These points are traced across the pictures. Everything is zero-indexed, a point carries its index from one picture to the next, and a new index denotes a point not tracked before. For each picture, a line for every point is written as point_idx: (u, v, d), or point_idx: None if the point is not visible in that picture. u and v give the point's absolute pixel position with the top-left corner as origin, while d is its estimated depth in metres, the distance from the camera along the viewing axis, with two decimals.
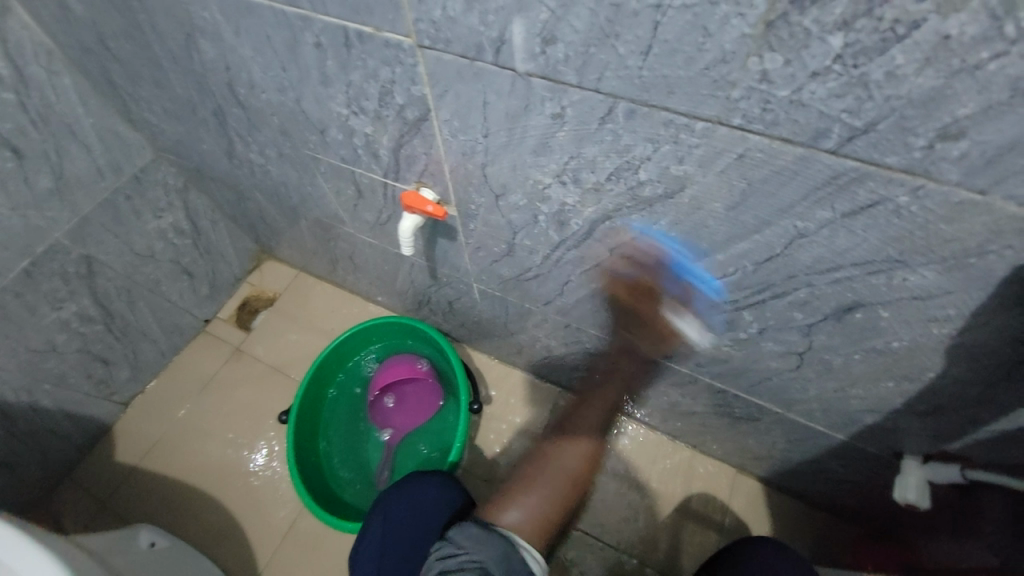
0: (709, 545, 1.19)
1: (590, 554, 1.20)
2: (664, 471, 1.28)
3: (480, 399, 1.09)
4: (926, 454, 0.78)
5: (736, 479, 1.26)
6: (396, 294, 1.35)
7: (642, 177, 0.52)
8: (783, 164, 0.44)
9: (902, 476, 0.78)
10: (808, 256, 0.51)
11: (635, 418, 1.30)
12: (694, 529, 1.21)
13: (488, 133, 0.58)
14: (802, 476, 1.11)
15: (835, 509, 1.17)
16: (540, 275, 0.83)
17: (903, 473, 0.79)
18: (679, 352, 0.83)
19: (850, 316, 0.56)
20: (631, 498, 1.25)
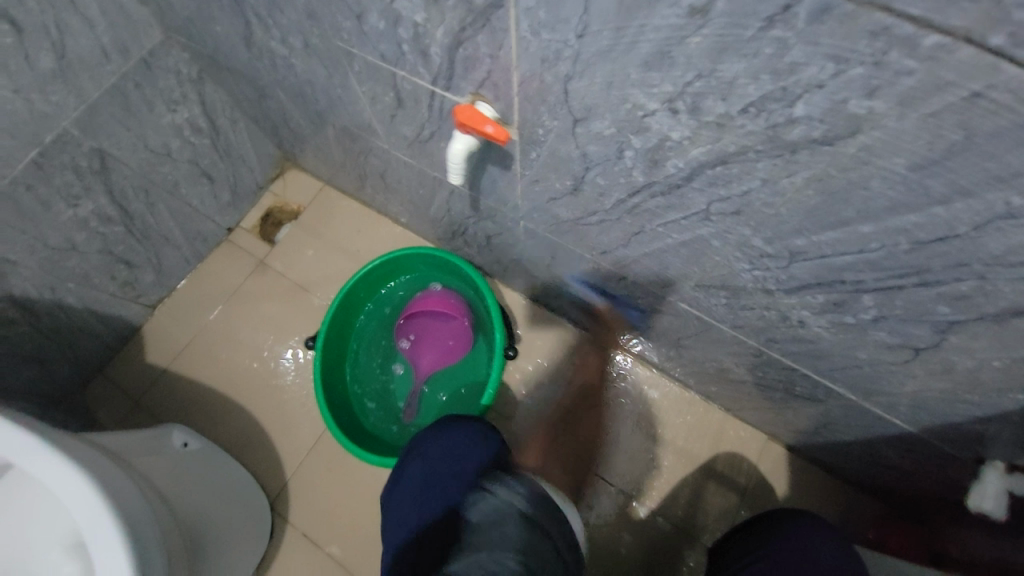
0: (727, 505, 1.17)
1: (604, 496, 1.19)
2: (691, 429, 1.22)
3: (514, 344, 1.03)
4: (1013, 465, 0.68)
5: (766, 446, 1.20)
6: (428, 220, 1.24)
7: (795, 112, 0.38)
8: None
9: (979, 484, 0.71)
10: (1002, 243, 0.38)
11: (668, 374, 1.23)
12: (715, 489, 1.18)
13: (584, 33, 0.43)
14: (842, 455, 1.04)
15: (868, 487, 1.11)
16: (605, 220, 0.71)
17: (981, 481, 0.71)
18: (753, 323, 0.73)
19: (1018, 320, 0.44)
20: (650, 449, 1.21)
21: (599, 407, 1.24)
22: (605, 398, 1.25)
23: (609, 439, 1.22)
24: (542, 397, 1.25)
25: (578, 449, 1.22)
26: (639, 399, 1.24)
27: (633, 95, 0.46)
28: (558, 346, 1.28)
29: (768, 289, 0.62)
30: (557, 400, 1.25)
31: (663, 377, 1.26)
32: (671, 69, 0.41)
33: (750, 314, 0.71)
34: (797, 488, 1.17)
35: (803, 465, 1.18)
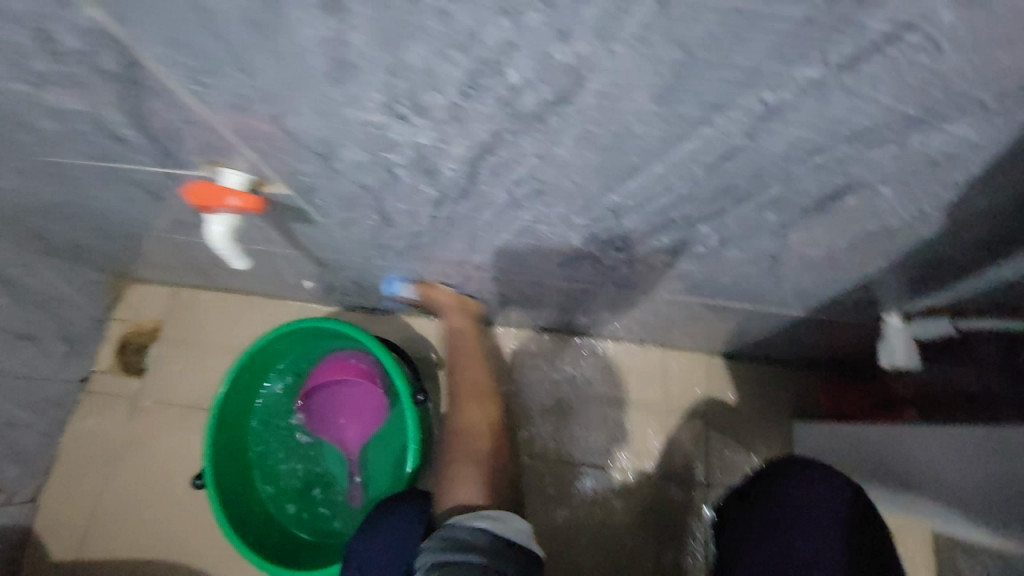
0: (694, 432, 1.17)
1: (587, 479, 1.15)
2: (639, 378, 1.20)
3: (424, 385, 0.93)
4: (908, 312, 0.68)
5: (710, 365, 1.20)
6: (292, 287, 1.11)
7: (513, 81, 0.31)
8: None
9: (887, 341, 0.70)
10: (783, 142, 0.34)
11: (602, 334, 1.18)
12: (680, 423, 1.18)
13: (248, 67, 0.34)
14: (771, 347, 1.06)
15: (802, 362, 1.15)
16: (438, 236, 0.63)
17: (887, 337, 0.71)
18: (629, 277, 0.69)
19: (838, 204, 0.41)
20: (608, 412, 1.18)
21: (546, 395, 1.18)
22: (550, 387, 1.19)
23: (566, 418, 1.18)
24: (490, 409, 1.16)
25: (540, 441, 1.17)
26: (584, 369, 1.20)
27: (354, 115, 0.38)
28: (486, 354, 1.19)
29: (619, 246, 0.57)
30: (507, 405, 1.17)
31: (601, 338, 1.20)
32: (363, 75, 0.33)
33: (623, 271, 0.66)
34: (748, 391, 1.18)
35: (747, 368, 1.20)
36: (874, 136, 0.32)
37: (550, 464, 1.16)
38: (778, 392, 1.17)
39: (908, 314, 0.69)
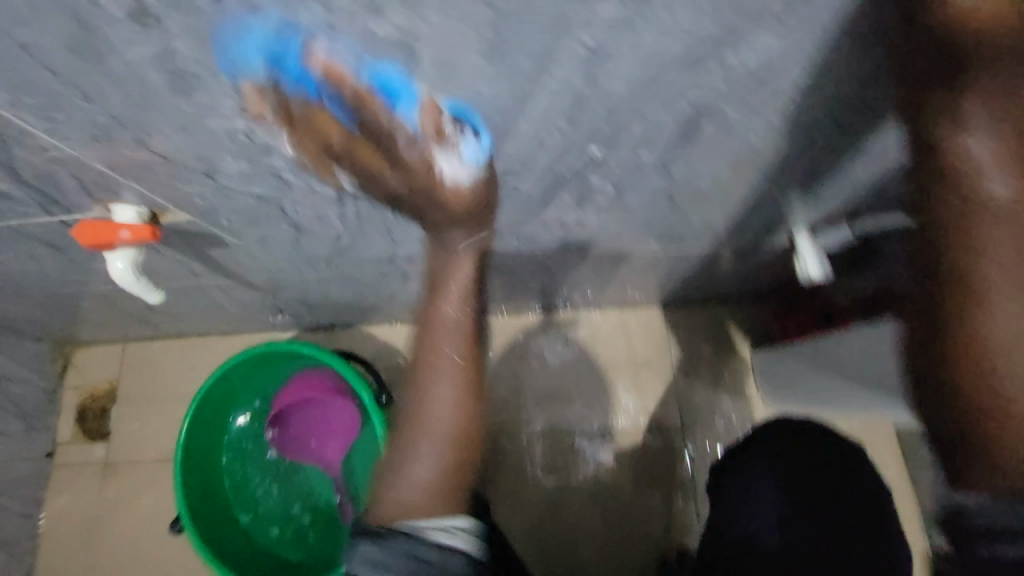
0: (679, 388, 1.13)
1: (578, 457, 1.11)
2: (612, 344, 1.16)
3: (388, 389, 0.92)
4: (812, 221, 0.70)
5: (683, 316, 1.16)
6: (240, 320, 1.09)
7: (348, 63, 0.33)
8: None
9: (799, 254, 0.71)
10: (620, 80, 0.36)
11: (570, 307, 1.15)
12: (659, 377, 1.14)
13: (90, 93, 0.34)
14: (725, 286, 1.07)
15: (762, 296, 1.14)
16: (357, 235, 0.63)
17: (799, 251, 0.72)
18: (554, 241, 0.71)
19: (698, 131, 0.43)
20: (590, 385, 1.13)
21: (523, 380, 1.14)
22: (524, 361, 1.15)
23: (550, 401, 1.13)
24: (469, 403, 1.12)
25: (526, 426, 1.12)
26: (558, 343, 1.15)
27: (215, 125, 0.38)
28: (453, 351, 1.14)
29: (530, 211, 0.59)
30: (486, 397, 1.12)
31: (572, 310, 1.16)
32: (205, 83, 0.34)
33: (546, 236, 0.68)
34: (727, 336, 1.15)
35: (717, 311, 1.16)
36: (695, 61, 0.35)
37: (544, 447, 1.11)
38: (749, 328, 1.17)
39: (813, 223, 0.71)
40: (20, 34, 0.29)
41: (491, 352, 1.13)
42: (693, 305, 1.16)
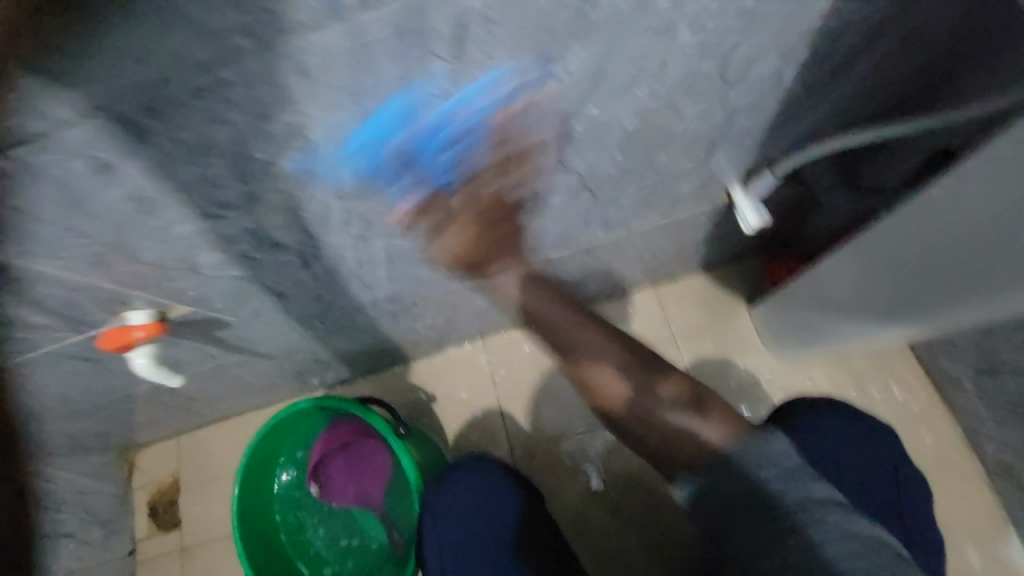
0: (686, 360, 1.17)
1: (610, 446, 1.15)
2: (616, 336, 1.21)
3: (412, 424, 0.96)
4: (744, 177, 0.72)
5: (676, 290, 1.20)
6: (269, 392, 1.19)
7: (264, 157, 0.42)
8: (341, 48, 0.34)
9: (738, 210, 0.73)
10: (483, 111, 0.43)
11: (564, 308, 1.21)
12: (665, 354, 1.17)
13: (83, 231, 0.44)
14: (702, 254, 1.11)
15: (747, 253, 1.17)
16: (335, 288, 0.72)
17: (738, 207, 0.74)
18: (511, 254, 0.77)
19: (573, 132, 0.50)
20: None
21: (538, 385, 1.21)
22: (534, 368, 1.22)
23: (566, 400, 1.19)
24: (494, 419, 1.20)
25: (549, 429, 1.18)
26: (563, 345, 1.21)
27: (184, 231, 0.48)
28: (467, 375, 1.23)
29: None
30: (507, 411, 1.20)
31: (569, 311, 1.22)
32: (164, 202, 0.43)
33: None
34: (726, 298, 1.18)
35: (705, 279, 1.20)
36: (535, 82, 0.42)
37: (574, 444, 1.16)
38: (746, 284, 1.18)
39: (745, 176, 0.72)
40: (23, 204, 0.39)
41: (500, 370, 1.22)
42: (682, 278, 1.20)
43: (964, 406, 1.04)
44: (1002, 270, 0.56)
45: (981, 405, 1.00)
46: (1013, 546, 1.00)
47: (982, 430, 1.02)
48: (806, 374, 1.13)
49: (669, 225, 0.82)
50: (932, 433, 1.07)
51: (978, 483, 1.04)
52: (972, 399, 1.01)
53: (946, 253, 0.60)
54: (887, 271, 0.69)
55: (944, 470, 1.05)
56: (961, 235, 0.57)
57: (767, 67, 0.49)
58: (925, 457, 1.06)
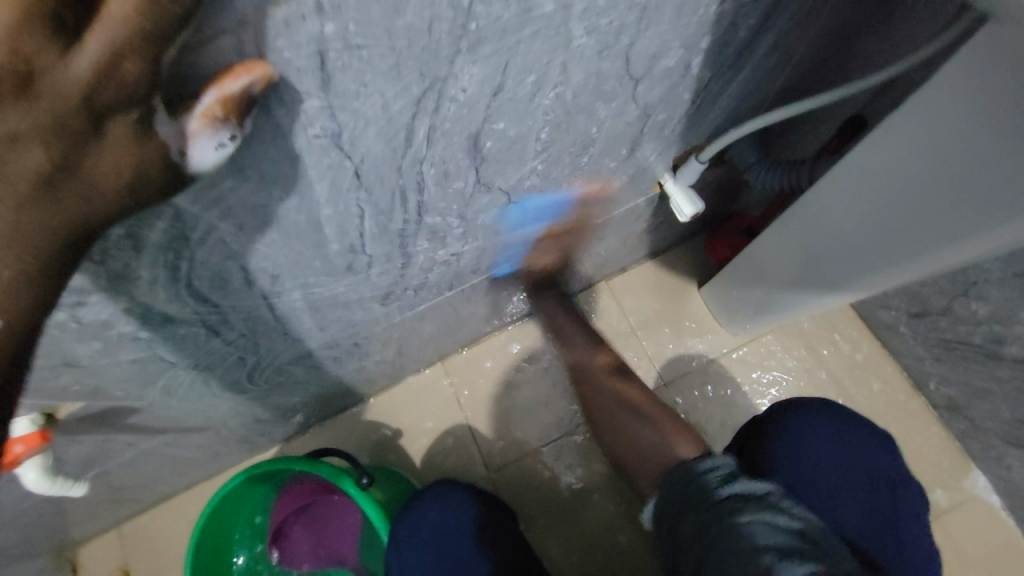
0: (647, 349, 1.16)
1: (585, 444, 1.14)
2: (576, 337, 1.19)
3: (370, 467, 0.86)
4: (673, 165, 0.72)
5: (627, 281, 1.20)
6: (215, 459, 1.08)
7: (119, 232, 0.35)
8: (177, 104, 0.28)
9: (672, 199, 0.73)
10: (376, 143, 0.38)
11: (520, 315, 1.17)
12: (625, 345, 1.17)
13: None
14: (646, 242, 1.11)
15: (688, 235, 1.18)
16: (258, 347, 0.64)
17: (671, 195, 0.73)
18: (450, 277, 0.73)
19: (484, 149, 0.45)
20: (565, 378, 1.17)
21: (504, 397, 1.17)
22: (498, 382, 1.18)
23: (535, 407, 1.16)
24: (464, 439, 1.16)
25: (522, 440, 1.15)
26: (523, 353, 1.19)
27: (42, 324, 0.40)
28: (430, 399, 1.18)
29: (400, 265, 0.61)
30: (477, 430, 1.16)
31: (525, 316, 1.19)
32: None
33: (437, 277, 0.70)
34: (674, 280, 1.19)
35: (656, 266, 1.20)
36: (428, 105, 0.37)
37: (550, 449, 1.14)
38: (691, 265, 1.20)
39: (674, 165, 0.72)
40: None
41: (464, 390, 1.17)
42: (631, 268, 1.20)
43: (904, 349, 1.09)
44: (954, 220, 0.52)
45: (919, 348, 1.05)
46: (968, 474, 1.06)
47: (924, 371, 1.07)
48: (761, 344, 1.16)
49: (607, 223, 0.80)
50: (880, 378, 1.12)
51: (927, 417, 1.10)
52: (912, 343, 1.07)
53: (887, 204, 0.58)
54: (836, 232, 0.67)
55: (897, 413, 1.10)
56: (901, 183, 0.55)
57: (672, 58, 0.47)
58: (876, 401, 1.11)
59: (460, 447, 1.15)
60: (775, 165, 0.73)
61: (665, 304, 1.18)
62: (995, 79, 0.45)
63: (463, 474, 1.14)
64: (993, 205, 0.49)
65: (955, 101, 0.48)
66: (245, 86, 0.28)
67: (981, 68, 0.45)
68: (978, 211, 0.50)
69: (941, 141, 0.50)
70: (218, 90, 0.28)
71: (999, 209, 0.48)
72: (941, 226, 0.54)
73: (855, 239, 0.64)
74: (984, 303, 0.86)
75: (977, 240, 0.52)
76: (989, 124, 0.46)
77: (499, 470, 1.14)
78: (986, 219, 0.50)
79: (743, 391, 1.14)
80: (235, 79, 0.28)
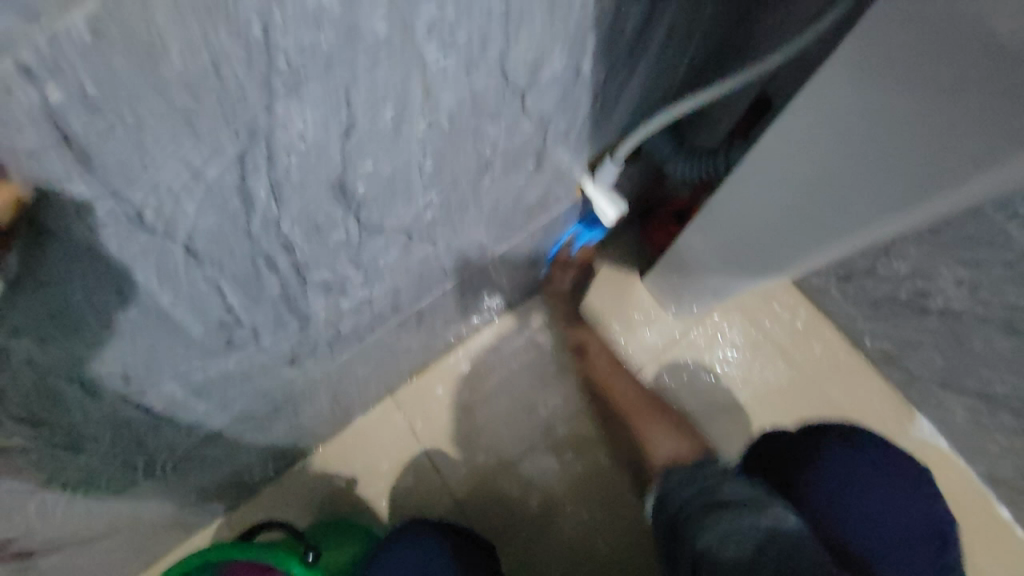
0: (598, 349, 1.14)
1: (551, 458, 1.10)
2: (527, 347, 1.14)
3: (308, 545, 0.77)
4: (590, 168, 0.68)
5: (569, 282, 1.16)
6: (146, 554, 0.95)
7: None
8: None
9: (594, 203, 0.69)
10: (202, 216, 0.31)
11: (462, 337, 1.12)
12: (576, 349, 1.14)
13: None
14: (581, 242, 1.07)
15: (622, 226, 1.16)
16: (146, 444, 0.55)
17: (593, 199, 0.69)
18: (367, 322, 0.65)
19: (356, 194, 0.39)
20: (521, 392, 1.12)
21: (461, 423, 1.11)
22: (453, 409, 1.11)
23: (495, 428, 1.11)
24: (424, 474, 1.08)
25: (486, 464, 1.09)
26: (474, 373, 1.13)
27: None
28: (382, 440, 1.10)
29: (297, 327, 0.53)
30: (436, 462, 1.09)
31: (469, 336, 1.13)
32: None
33: (351, 326, 0.63)
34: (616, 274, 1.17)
35: (597, 263, 1.17)
36: (256, 163, 0.29)
37: (516, 468, 1.09)
38: (630, 256, 1.18)
39: (591, 167, 0.68)
40: None
41: (415, 423, 1.10)
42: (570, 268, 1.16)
43: (839, 311, 1.12)
44: (885, 192, 0.47)
45: (852, 308, 1.08)
46: (912, 421, 1.11)
47: (860, 329, 1.11)
48: (708, 324, 1.16)
49: (533, 235, 0.75)
50: (821, 341, 1.15)
51: (869, 371, 1.14)
52: (843, 304, 1.10)
53: (807, 179, 0.54)
54: (765, 214, 0.64)
55: (841, 373, 1.14)
56: (827, 154, 0.49)
57: (557, 64, 0.41)
58: (821, 364, 1.14)
59: (422, 485, 1.08)
60: (693, 155, 0.71)
61: (610, 299, 1.16)
62: (872, 75, 0.40)
63: (430, 513, 1.07)
64: (919, 181, 0.44)
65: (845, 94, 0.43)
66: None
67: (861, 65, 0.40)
68: (886, 194, 0.47)
69: (841, 133, 0.46)
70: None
71: (901, 195, 0.46)
72: (860, 208, 0.51)
73: (788, 212, 0.60)
74: (903, 261, 0.88)
75: (891, 215, 0.50)
76: (884, 120, 0.42)
77: (466, 500, 1.08)
78: (890, 203, 0.48)
79: (698, 374, 1.14)
80: None
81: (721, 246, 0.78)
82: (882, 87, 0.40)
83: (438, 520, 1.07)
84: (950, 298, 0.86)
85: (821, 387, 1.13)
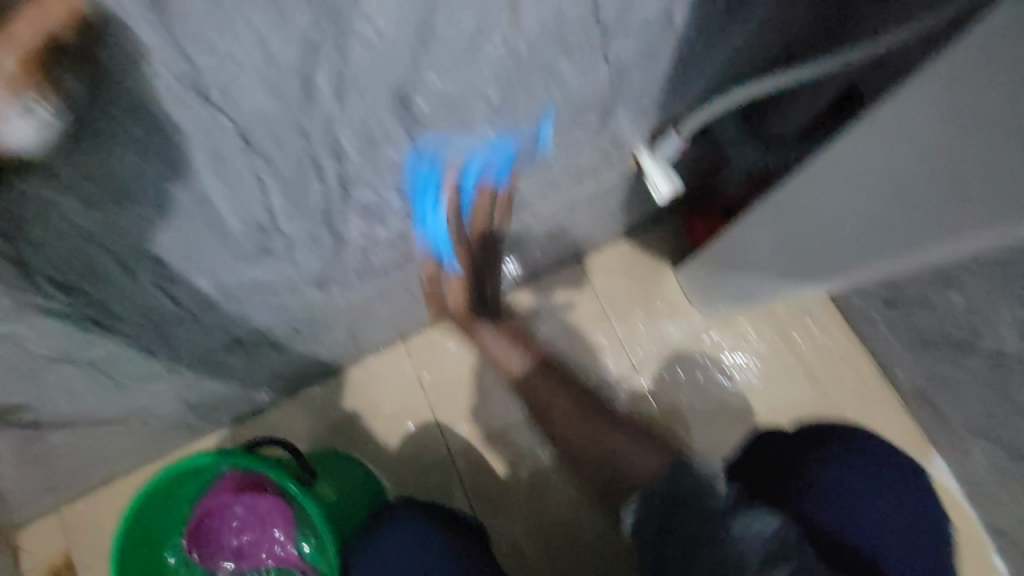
0: (617, 332, 1.12)
1: (550, 432, 1.09)
2: (546, 318, 1.13)
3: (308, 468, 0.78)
4: (651, 137, 0.64)
5: (600, 261, 1.14)
6: (155, 446, 1.00)
7: None
8: None
9: (648, 176, 0.65)
10: (263, 97, 0.29)
11: (484, 297, 1.11)
12: (595, 328, 1.12)
13: None
14: (621, 221, 1.04)
15: (665, 213, 1.12)
16: (171, 337, 0.56)
17: (648, 172, 0.65)
18: (399, 258, 0.64)
19: (417, 110, 0.37)
20: (534, 361, 1.12)
21: (469, 381, 1.11)
22: (463, 366, 1.12)
23: (502, 392, 1.11)
24: (425, 423, 1.10)
25: (487, 425, 1.10)
26: (490, 334, 1.12)
27: None
28: (391, 382, 1.11)
29: (332, 247, 0.52)
30: (438, 413, 1.10)
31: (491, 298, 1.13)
32: None
33: (383, 259, 0.62)
34: (649, 261, 1.13)
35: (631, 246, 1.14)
36: (324, 47, 0.28)
37: (515, 433, 1.09)
38: (667, 245, 1.14)
39: (653, 137, 0.64)
40: None
41: (425, 372, 1.11)
42: (604, 246, 1.14)
43: (876, 338, 1.07)
44: (959, 215, 0.44)
45: (891, 335, 1.03)
46: (926, 460, 1.07)
47: (894, 359, 1.06)
48: (735, 328, 1.13)
49: (578, 201, 0.72)
50: (850, 366, 1.11)
51: (894, 405, 1.09)
52: (882, 330, 1.05)
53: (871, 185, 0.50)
54: (799, 223, 0.63)
55: (863, 400, 1.10)
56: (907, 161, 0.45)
57: (650, 3, 0.38)
58: (844, 388, 1.10)
59: (422, 433, 1.10)
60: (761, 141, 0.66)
61: (639, 285, 1.13)
62: (978, 87, 0.36)
63: (425, 463, 1.09)
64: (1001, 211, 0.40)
65: (918, 113, 0.42)
66: (46, 34, 0.21)
67: (948, 81, 0.38)
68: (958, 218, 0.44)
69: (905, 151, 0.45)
70: (15, 45, 0.21)
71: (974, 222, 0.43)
72: (898, 231, 0.51)
73: (837, 216, 0.57)
74: (961, 294, 0.83)
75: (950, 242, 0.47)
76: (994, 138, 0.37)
77: (461, 456, 1.09)
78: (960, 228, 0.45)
79: (715, 376, 1.11)
80: (30, 29, 0.21)
81: (755, 240, 0.75)
82: (986, 101, 0.37)
83: (431, 470, 1.09)
84: (1003, 340, 0.80)
85: (839, 411, 1.09)
